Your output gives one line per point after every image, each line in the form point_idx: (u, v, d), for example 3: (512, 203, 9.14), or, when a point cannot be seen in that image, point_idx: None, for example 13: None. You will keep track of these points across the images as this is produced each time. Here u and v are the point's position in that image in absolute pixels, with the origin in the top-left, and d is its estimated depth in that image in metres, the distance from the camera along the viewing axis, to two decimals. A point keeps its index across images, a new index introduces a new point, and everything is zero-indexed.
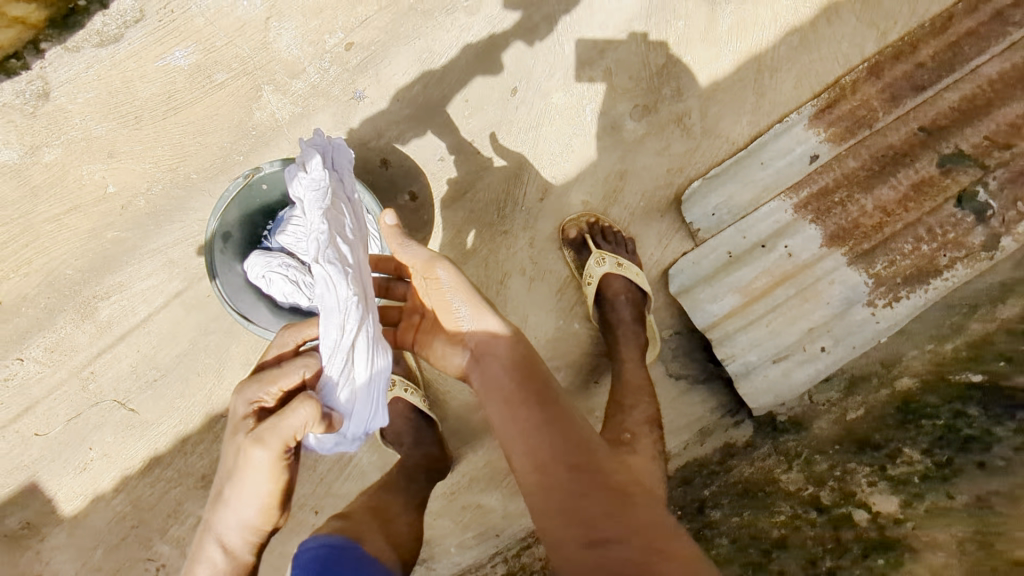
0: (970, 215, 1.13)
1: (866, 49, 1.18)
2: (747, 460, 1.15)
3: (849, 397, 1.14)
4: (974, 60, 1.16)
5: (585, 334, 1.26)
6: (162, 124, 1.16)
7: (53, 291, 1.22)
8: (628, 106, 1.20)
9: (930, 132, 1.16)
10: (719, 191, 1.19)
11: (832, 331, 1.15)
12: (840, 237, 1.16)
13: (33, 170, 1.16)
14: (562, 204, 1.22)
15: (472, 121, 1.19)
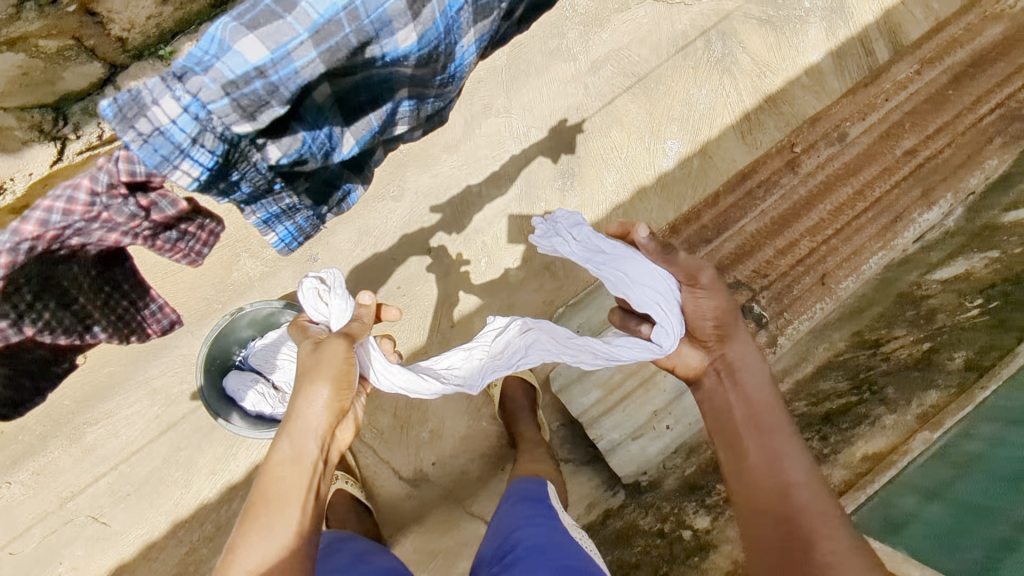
0: (752, 322, 1.63)
1: (667, 217, 1.76)
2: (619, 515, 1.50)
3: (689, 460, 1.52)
4: (740, 221, 1.73)
5: (491, 429, 1.62)
6: (158, 283, 1.52)
7: (49, 420, 1.47)
8: (511, 259, 1.68)
9: (719, 269, 1.67)
10: (580, 313, 1.63)
11: (671, 411, 1.56)
12: None
13: None
14: (468, 330, 1.65)
15: (399, 273, 1.63)
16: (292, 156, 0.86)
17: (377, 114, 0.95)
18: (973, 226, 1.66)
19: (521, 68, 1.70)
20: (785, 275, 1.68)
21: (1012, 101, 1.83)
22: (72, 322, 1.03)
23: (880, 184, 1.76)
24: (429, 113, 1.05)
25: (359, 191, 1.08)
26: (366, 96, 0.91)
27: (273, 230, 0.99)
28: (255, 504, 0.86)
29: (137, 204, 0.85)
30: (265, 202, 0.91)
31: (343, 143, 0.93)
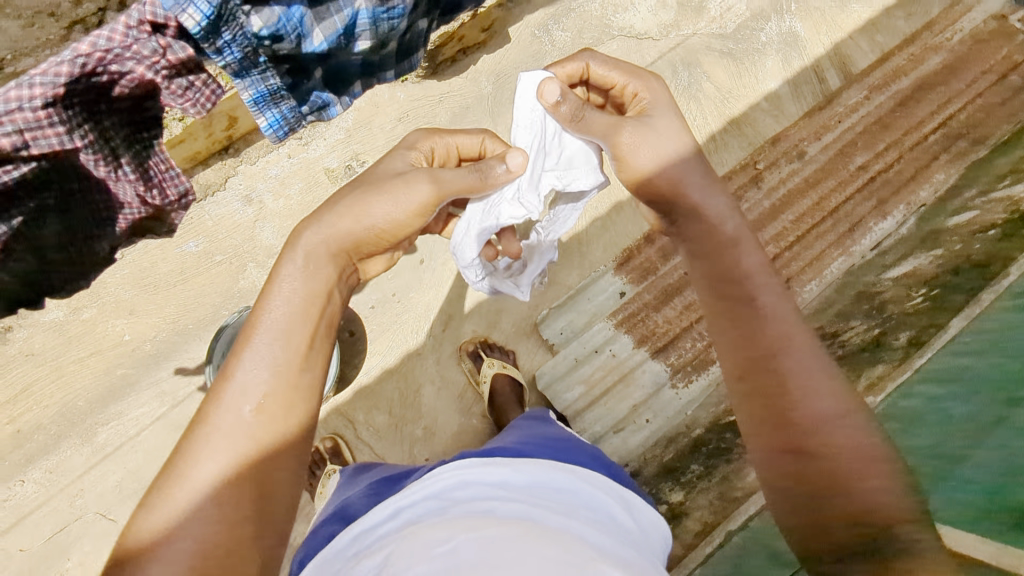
0: None
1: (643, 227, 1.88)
2: None
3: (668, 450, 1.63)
4: None
5: (482, 427, 1.71)
6: (171, 291, 1.64)
7: (66, 419, 1.57)
8: None
9: None
10: (564, 317, 1.76)
11: (650, 406, 1.67)
12: (644, 341, 1.72)
13: (69, 324, 1.58)
14: (458, 333, 1.75)
15: (391, 279, 1.72)
16: (271, 30, 1.02)
17: (340, 15, 1.09)
18: (921, 232, 1.81)
19: (505, 95, 1.87)
20: None
21: (953, 122, 2.02)
22: (110, 150, 1.08)
23: (836, 195, 1.92)
24: (386, 32, 1.20)
25: (336, 106, 1.31)
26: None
27: (262, 114, 1.18)
28: (243, 341, 0.83)
29: (159, 42, 0.94)
30: (252, 76, 1.08)
31: (313, 36, 1.09)
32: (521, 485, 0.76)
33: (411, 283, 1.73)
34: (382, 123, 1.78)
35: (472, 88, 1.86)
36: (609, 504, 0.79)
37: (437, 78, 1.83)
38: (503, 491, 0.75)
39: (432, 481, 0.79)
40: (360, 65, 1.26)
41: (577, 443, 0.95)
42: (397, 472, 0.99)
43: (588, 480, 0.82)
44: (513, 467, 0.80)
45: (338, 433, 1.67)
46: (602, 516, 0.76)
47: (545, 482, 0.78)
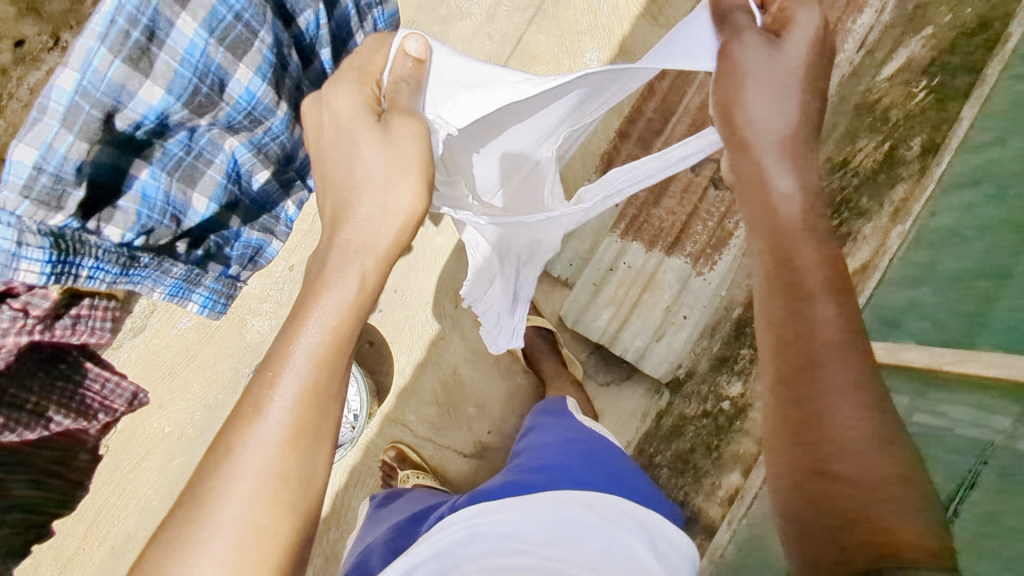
0: (726, 191, 1.63)
1: (614, 124, 1.75)
2: (670, 409, 1.60)
3: (715, 338, 1.57)
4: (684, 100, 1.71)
5: (529, 381, 1.69)
6: (186, 370, 1.63)
7: (147, 522, 1.61)
8: None
9: None
10: (567, 247, 1.70)
11: (683, 301, 1.61)
12: (655, 242, 1.65)
13: (109, 439, 1.60)
14: None
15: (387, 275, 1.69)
16: (139, 229, 1.00)
17: (215, 165, 1.03)
18: (908, 11, 1.61)
19: None
20: None
21: None
22: (31, 414, 1.23)
23: None
24: (280, 150, 1.10)
25: (274, 242, 1.26)
26: (205, 87, 0.91)
27: (189, 299, 1.16)
28: (268, 374, 0.73)
29: (12, 308, 1.04)
30: (148, 275, 1.07)
31: (192, 203, 1.04)
32: (531, 531, 0.91)
33: (407, 274, 1.70)
34: None
35: None
36: (629, 545, 0.92)
37: None
38: (515, 543, 0.89)
39: (448, 533, 0.95)
40: (277, 189, 1.18)
41: (594, 460, 1.10)
42: (428, 508, 1.14)
43: (598, 506, 0.98)
44: (528, 510, 0.95)
45: (397, 438, 1.68)
46: (609, 549, 0.90)
47: (556, 520, 0.93)
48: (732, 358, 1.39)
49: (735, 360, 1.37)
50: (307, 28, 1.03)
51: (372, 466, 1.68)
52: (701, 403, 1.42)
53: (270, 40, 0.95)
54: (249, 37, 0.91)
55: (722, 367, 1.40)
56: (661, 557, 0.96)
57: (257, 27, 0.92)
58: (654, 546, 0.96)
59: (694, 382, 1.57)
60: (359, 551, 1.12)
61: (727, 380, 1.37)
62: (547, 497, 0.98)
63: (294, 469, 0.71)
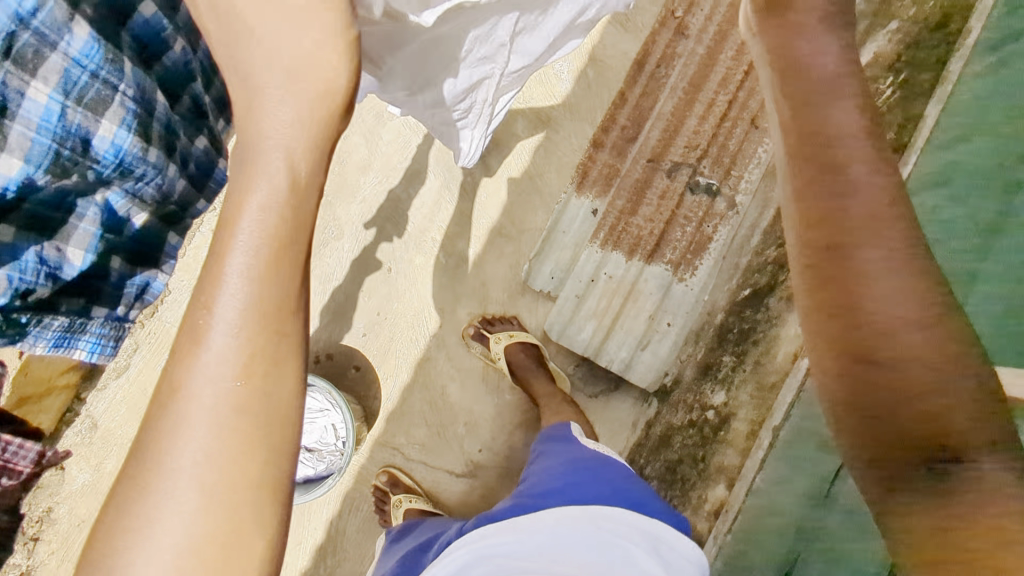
0: (704, 196, 1.64)
1: (587, 133, 1.74)
2: (664, 415, 1.58)
3: (699, 344, 1.57)
4: (656, 106, 1.70)
5: (518, 397, 1.69)
6: None
7: None
8: (463, 242, 1.71)
9: (654, 160, 1.67)
10: (547, 261, 1.69)
11: (666, 308, 1.61)
12: (635, 250, 1.64)
13: (100, 481, 1.58)
14: (455, 321, 1.70)
15: (369, 298, 1.69)
16: (56, 340, 0.79)
17: (87, 218, 0.73)
18: None
19: None
20: (715, 137, 1.65)
21: None
22: None
23: None
24: (161, 183, 0.79)
25: (161, 278, 0.95)
26: (66, 151, 0.63)
27: (91, 360, 0.90)
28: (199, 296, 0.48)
29: None
30: (62, 338, 0.81)
31: (70, 259, 0.74)
32: (530, 549, 0.98)
33: (390, 295, 1.69)
34: None
35: None
36: (633, 555, 0.96)
37: None
38: (519, 560, 0.96)
39: (455, 558, 1.04)
40: (158, 229, 0.88)
41: (594, 472, 1.11)
42: (440, 534, 1.24)
43: (599, 518, 1.01)
44: (527, 528, 1.01)
45: (389, 462, 1.67)
46: (609, 558, 0.94)
47: (552, 537, 0.98)
48: (714, 369, 1.50)
49: (717, 371, 1.50)
50: (175, 64, 0.75)
51: (365, 491, 1.67)
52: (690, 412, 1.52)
53: (133, 91, 0.68)
54: (108, 93, 0.64)
55: (706, 379, 1.51)
56: (665, 560, 0.99)
57: (116, 82, 0.65)
58: (658, 554, 0.99)
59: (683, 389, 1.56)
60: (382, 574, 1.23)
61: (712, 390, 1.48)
62: (542, 514, 1.03)
63: (253, 406, 0.48)
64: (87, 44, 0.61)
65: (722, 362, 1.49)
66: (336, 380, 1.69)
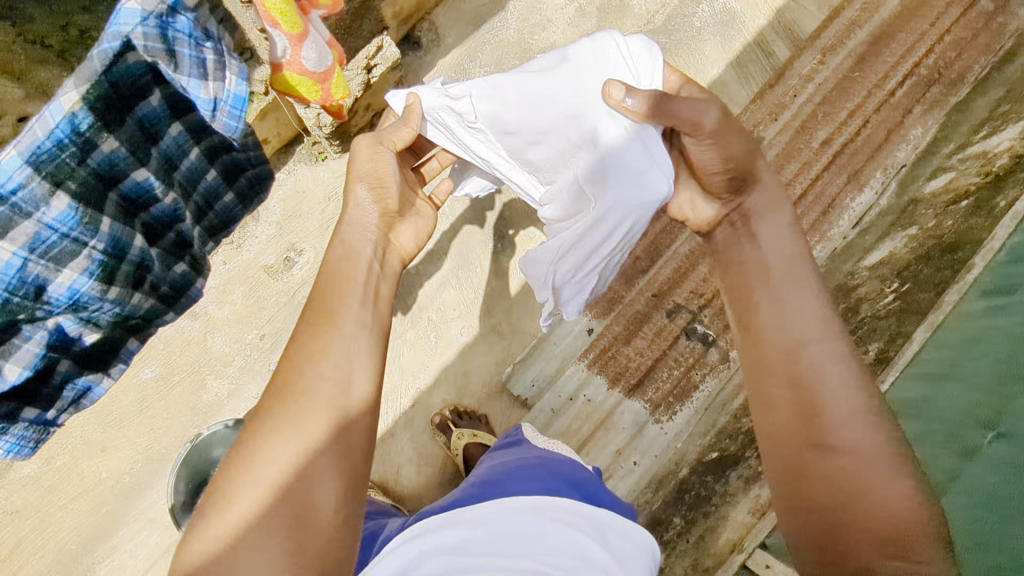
0: (697, 343, 1.64)
1: None
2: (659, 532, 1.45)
3: (670, 496, 1.49)
4: (673, 246, 1.74)
5: None
6: (137, 419, 1.65)
7: (60, 565, 1.59)
8: (458, 328, 1.73)
9: (658, 297, 1.69)
10: (532, 367, 1.69)
11: (636, 446, 1.59)
12: (618, 380, 1.64)
13: (46, 475, 1.61)
14: (429, 404, 1.71)
15: None
16: None
17: (33, 341, 1.01)
18: (901, 202, 1.65)
19: None
20: (722, 290, 1.67)
21: (922, 68, 1.81)
22: None
23: (801, 180, 1.74)
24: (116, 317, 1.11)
25: (101, 384, 1.22)
26: (18, 297, 0.92)
27: None
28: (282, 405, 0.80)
29: None
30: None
31: (6, 374, 1.00)
32: (482, 539, 0.82)
33: None
34: (311, 208, 1.74)
35: None
36: (584, 543, 0.83)
37: None
38: (465, 555, 0.79)
39: (391, 557, 0.82)
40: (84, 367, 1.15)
41: (551, 471, 0.98)
42: (375, 528, 1.07)
43: (559, 511, 0.87)
44: (473, 520, 0.85)
45: None
46: (565, 550, 0.81)
47: (511, 528, 0.83)
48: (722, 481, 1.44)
49: (729, 480, 1.43)
50: (163, 211, 1.10)
51: None
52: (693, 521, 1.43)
53: (104, 244, 0.99)
54: (77, 248, 0.95)
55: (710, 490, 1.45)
56: (617, 555, 0.86)
57: (86, 240, 0.96)
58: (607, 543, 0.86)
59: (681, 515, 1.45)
60: None
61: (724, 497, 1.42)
62: (500, 503, 0.87)
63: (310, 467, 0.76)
64: (62, 214, 0.91)
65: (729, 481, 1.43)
66: None
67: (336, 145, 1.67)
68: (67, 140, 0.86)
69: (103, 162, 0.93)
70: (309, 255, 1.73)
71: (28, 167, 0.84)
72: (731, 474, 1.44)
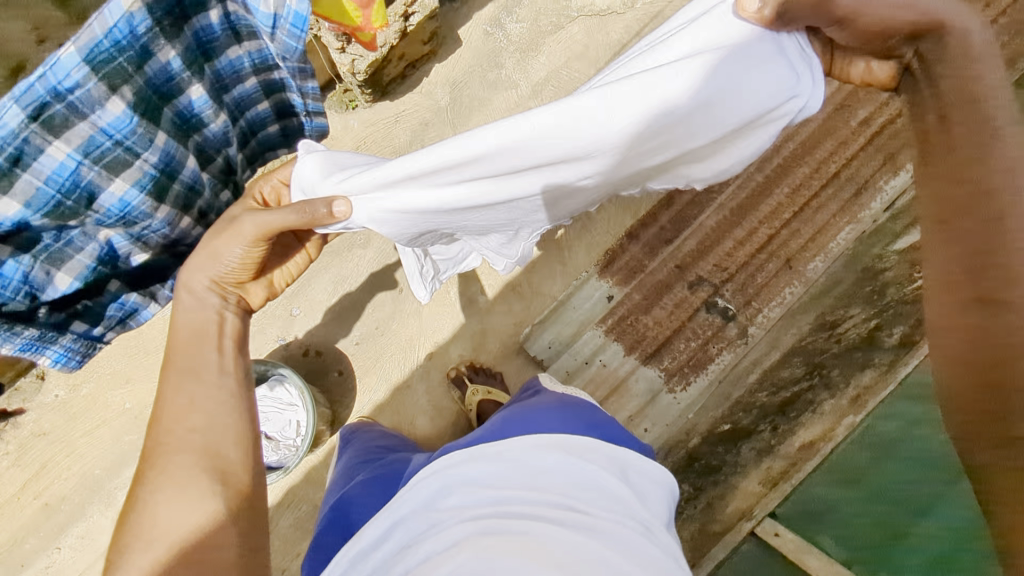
0: (717, 317, 1.64)
1: (626, 223, 1.76)
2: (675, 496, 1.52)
3: (686, 467, 1.55)
4: (699, 217, 1.71)
5: None
6: (161, 354, 1.68)
7: (85, 489, 1.66)
8: (478, 287, 1.74)
9: (681, 268, 1.67)
10: (549, 329, 1.69)
11: (648, 413, 1.61)
12: (635, 348, 1.65)
13: (73, 401, 1.67)
14: (445, 359, 1.73)
15: (371, 309, 1.73)
16: None
17: (86, 253, 1.00)
18: None
19: (464, 103, 1.77)
20: (746, 265, 1.66)
21: None
22: None
23: (836, 159, 1.70)
24: (162, 240, 1.11)
25: (147, 306, 1.21)
26: (71, 202, 0.91)
27: (43, 353, 1.09)
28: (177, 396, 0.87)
29: None
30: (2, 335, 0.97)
31: (56, 282, 0.99)
32: (504, 473, 0.84)
33: (393, 315, 1.73)
34: None
35: (427, 102, 1.76)
36: (601, 477, 0.85)
37: (388, 98, 1.74)
38: (485, 487, 0.82)
39: (420, 487, 0.86)
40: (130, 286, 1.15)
41: (569, 408, 0.99)
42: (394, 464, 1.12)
43: (576, 445, 0.88)
44: (493, 455, 0.86)
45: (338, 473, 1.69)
46: (584, 484, 0.83)
47: (531, 465, 0.85)
48: (737, 451, 1.52)
49: (743, 450, 1.51)
50: (213, 134, 1.07)
51: (307, 492, 1.69)
52: (707, 485, 1.52)
53: (156, 158, 0.97)
54: (130, 158, 0.93)
55: (723, 460, 1.52)
56: (635, 486, 0.89)
57: (140, 151, 0.94)
58: (625, 477, 0.88)
59: (697, 481, 1.53)
60: (328, 506, 1.07)
61: (738, 463, 1.50)
62: (518, 439, 0.88)
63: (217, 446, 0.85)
64: (118, 120, 0.88)
65: (742, 449, 1.51)
66: (316, 378, 1.72)
67: (366, 93, 1.66)
68: (125, 41, 0.83)
69: (158, 74, 0.90)
70: None
71: (87, 66, 0.80)
72: (745, 447, 1.51)
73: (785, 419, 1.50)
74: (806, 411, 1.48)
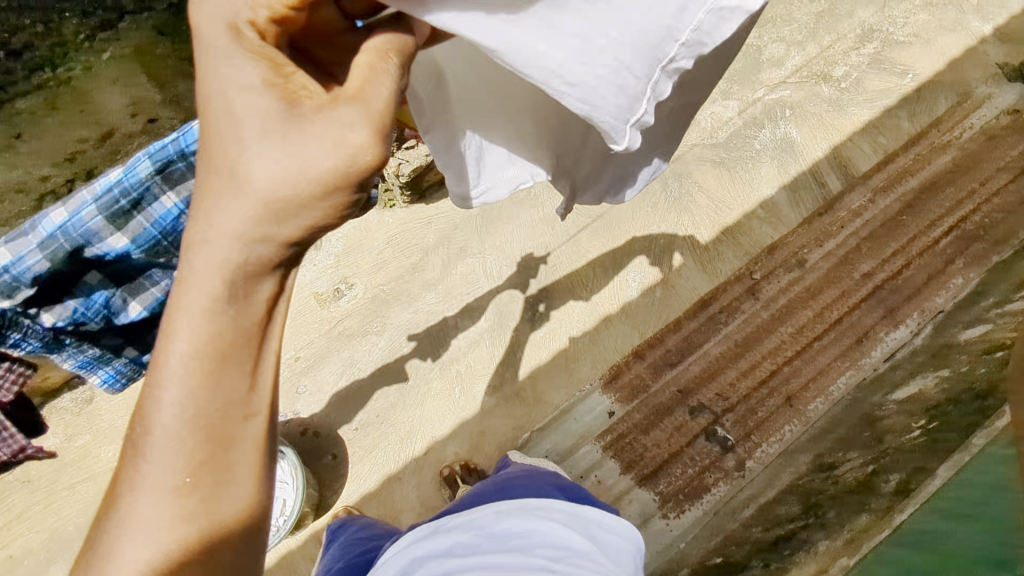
0: (716, 446, 1.65)
1: (633, 342, 1.81)
2: None
3: None
4: (704, 345, 1.77)
5: None
6: None
7: (53, 545, 1.61)
8: (483, 387, 1.77)
9: (683, 392, 1.71)
10: (547, 439, 1.70)
11: (640, 538, 1.58)
12: (632, 467, 1.65)
13: (65, 452, 1.66)
14: (440, 456, 1.73)
15: (374, 395, 1.75)
16: (69, 320, 0.99)
17: (159, 287, 1.05)
18: (936, 343, 1.67)
19: (493, 214, 1.90)
20: (747, 397, 1.69)
21: (966, 223, 1.89)
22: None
23: (838, 306, 1.79)
24: None
25: None
26: (166, 242, 0.98)
27: (93, 372, 1.12)
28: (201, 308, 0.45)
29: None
30: (68, 350, 1.04)
31: (128, 309, 1.04)
32: (471, 542, 0.83)
33: (396, 404, 1.75)
34: (370, 247, 1.84)
35: (458, 209, 1.89)
36: (568, 536, 0.85)
37: (424, 201, 1.89)
38: (452, 556, 0.81)
39: (391, 563, 0.86)
40: None
41: (535, 478, 1.04)
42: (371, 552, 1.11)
43: (542, 508, 0.90)
44: (461, 525, 0.87)
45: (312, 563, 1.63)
46: (551, 543, 0.83)
47: (495, 529, 0.85)
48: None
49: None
50: None
51: None
52: None
53: None
54: None
55: None
56: (603, 544, 0.89)
57: None
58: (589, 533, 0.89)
59: None
60: None
61: None
62: (484, 508, 0.90)
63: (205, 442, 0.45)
64: None
65: None
66: (309, 458, 1.71)
67: (406, 195, 1.81)
68: None
69: None
70: (358, 290, 1.81)
71: None
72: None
73: (779, 555, 1.41)
74: (800, 549, 1.39)
